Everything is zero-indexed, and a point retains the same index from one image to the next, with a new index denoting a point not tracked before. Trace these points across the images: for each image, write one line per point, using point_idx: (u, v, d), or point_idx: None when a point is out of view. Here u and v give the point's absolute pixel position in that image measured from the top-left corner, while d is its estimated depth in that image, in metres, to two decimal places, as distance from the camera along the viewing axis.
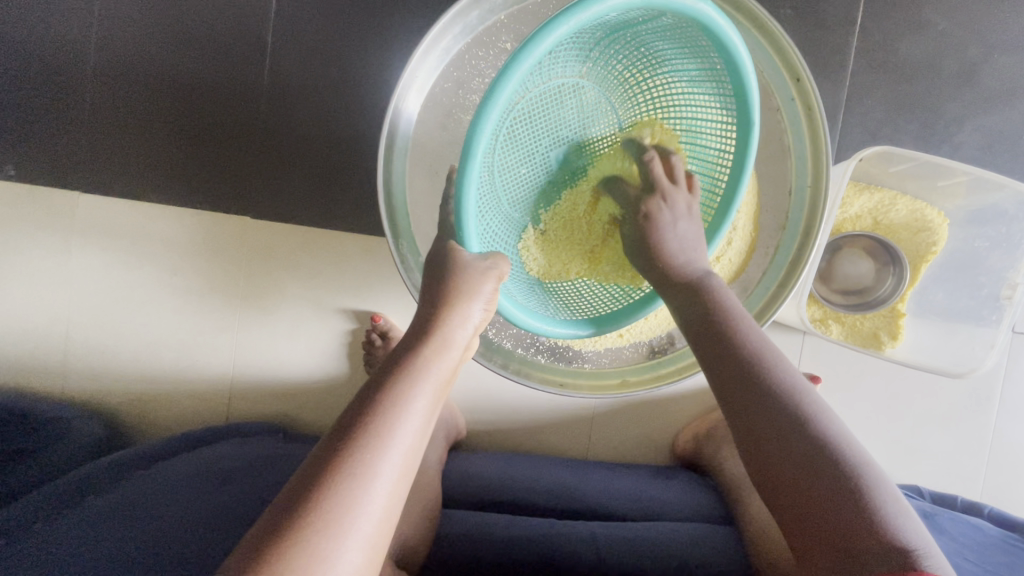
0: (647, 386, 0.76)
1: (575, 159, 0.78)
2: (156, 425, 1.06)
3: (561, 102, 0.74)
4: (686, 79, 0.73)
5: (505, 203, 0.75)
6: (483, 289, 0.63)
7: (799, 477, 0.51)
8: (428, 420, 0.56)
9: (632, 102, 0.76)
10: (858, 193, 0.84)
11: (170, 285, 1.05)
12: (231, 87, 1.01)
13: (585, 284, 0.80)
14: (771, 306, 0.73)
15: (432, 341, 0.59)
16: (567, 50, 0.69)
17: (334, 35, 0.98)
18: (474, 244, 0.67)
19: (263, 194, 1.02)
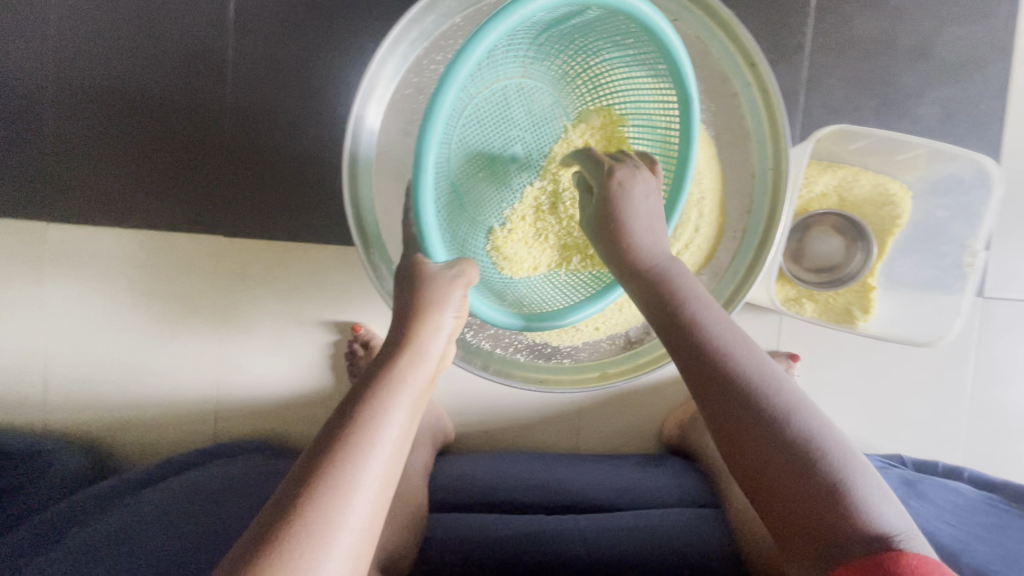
0: (626, 376, 0.77)
1: (531, 156, 0.80)
2: (144, 451, 1.05)
3: (506, 104, 0.78)
4: (623, 65, 0.76)
5: (465, 206, 0.78)
6: (453, 295, 0.63)
7: (778, 465, 0.51)
8: (406, 430, 0.56)
9: (577, 92, 0.80)
10: (822, 172, 0.85)
11: (147, 309, 1.04)
12: (194, 106, 1.00)
13: (557, 277, 0.81)
14: (743, 288, 0.73)
15: (408, 350, 0.59)
16: (502, 54, 0.73)
17: (294, 47, 0.98)
18: (440, 254, 0.69)
19: (234, 212, 1.01)
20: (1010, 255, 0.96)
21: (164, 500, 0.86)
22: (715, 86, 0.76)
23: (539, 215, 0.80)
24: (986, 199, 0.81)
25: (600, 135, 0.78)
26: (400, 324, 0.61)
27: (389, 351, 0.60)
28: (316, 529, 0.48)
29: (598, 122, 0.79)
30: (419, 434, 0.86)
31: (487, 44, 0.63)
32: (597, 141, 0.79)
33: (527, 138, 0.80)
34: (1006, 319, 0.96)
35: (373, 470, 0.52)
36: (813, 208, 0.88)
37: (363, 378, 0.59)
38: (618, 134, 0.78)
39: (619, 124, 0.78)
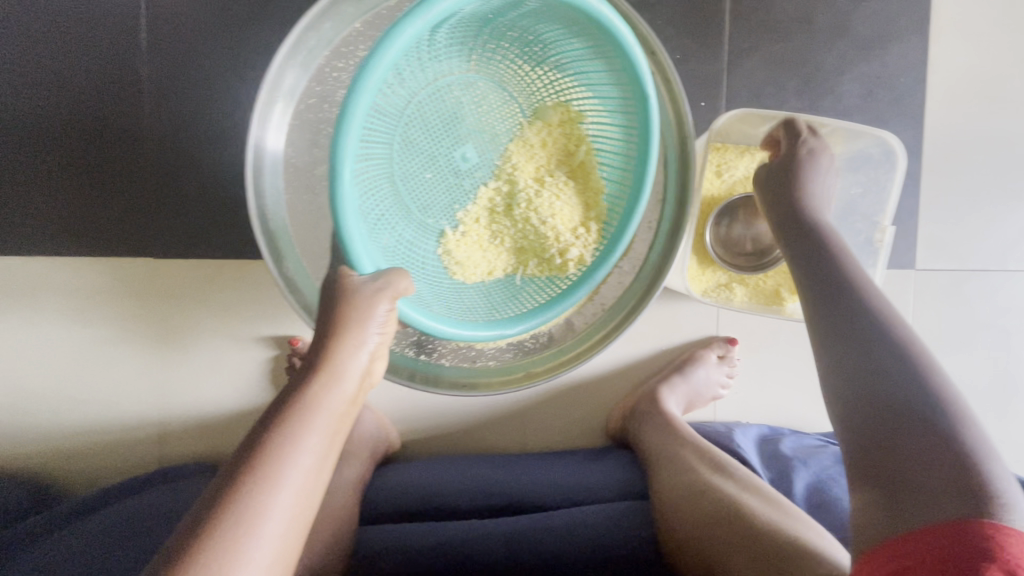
0: (549, 375, 0.76)
1: (484, 156, 0.73)
2: (91, 478, 1.04)
3: (453, 98, 0.72)
4: (575, 58, 0.70)
5: (412, 209, 0.72)
6: (376, 312, 0.59)
7: (889, 399, 0.57)
8: (320, 458, 0.56)
9: (530, 88, 0.74)
10: (741, 154, 0.86)
11: (81, 335, 1.02)
12: (114, 127, 0.98)
13: (513, 282, 0.74)
14: (658, 279, 0.74)
15: (323, 373, 0.58)
16: (441, 47, 0.68)
17: (209, 62, 0.96)
18: (368, 266, 0.62)
19: (163, 233, 0.99)
20: (939, 227, 0.96)
21: (102, 530, 0.84)
22: None
23: (493, 217, 0.74)
24: (892, 174, 0.82)
25: (558, 133, 0.73)
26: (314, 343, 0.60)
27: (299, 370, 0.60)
28: (220, 566, 0.48)
29: (555, 119, 0.73)
30: (354, 444, 0.85)
31: (405, 37, 0.59)
32: (556, 139, 0.73)
33: (479, 135, 0.73)
34: (938, 292, 0.97)
35: (284, 503, 0.52)
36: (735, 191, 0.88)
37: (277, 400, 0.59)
38: (577, 133, 0.73)
39: (578, 122, 0.73)
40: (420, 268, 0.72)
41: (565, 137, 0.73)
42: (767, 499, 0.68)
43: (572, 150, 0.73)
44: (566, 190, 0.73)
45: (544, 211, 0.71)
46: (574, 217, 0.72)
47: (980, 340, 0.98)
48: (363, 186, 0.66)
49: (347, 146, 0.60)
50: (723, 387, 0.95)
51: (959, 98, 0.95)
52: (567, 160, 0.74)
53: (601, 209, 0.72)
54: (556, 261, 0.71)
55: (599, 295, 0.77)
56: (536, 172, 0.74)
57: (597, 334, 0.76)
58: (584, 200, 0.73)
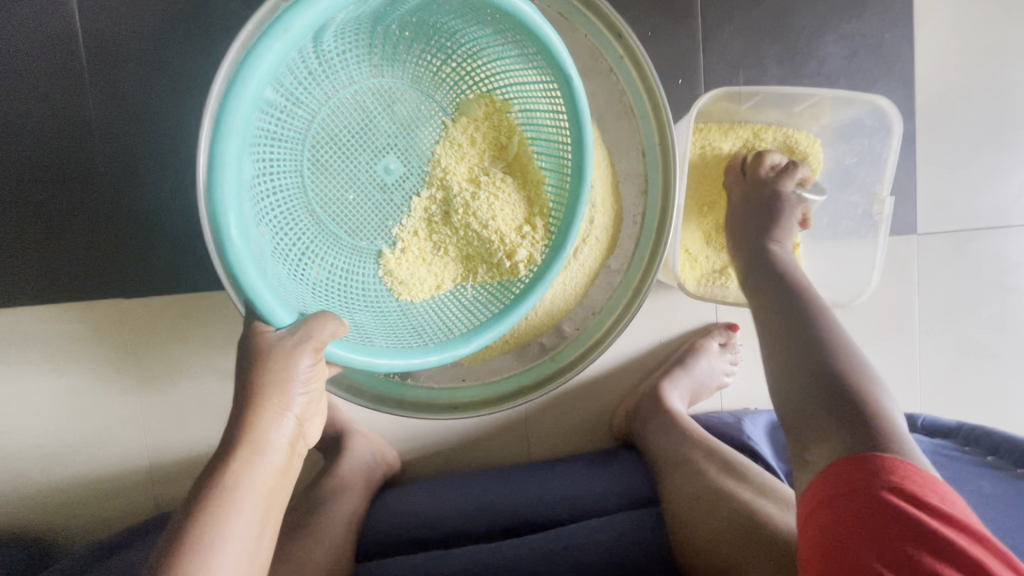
0: (541, 392, 0.70)
1: (410, 165, 0.66)
2: (79, 535, 0.97)
3: (363, 109, 0.63)
4: (488, 45, 0.62)
5: (341, 235, 0.64)
6: (299, 369, 0.53)
7: (805, 367, 0.61)
8: (253, 541, 0.51)
9: (448, 83, 0.66)
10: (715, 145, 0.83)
11: (46, 387, 0.93)
12: (51, 160, 0.88)
13: (465, 293, 0.68)
14: (649, 274, 0.69)
15: (243, 449, 0.51)
16: (332, 57, 0.59)
17: (148, 78, 0.87)
18: (286, 317, 0.55)
19: (123, 271, 0.91)
20: (939, 188, 0.92)
21: None
22: (587, 64, 0.68)
23: (432, 227, 0.67)
24: (887, 143, 0.79)
25: (486, 127, 0.66)
26: (234, 414, 0.53)
27: (232, 428, 0.53)
28: None
29: (480, 113, 0.65)
30: (349, 475, 0.80)
31: (265, 63, 0.50)
32: (485, 134, 0.66)
33: (401, 142, 0.65)
34: (943, 254, 0.93)
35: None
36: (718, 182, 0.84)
37: (198, 482, 0.52)
38: (506, 122, 0.66)
39: (505, 111, 0.66)
40: (361, 296, 0.65)
41: (495, 130, 0.67)
42: (788, 504, 0.65)
43: (504, 143, 0.67)
44: (504, 187, 0.66)
45: (484, 212, 0.64)
46: (517, 216, 0.66)
47: (990, 301, 0.94)
48: (275, 224, 0.59)
49: (225, 193, 0.50)
50: (727, 375, 0.91)
51: (949, 51, 0.90)
52: (501, 155, 0.67)
53: (544, 201, 0.67)
54: (505, 265, 0.66)
55: (587, 298, 0.73)
56: (469, 173, 0.66)
57: (591, 339, 0.71)
58: (526, 195, 0.67)
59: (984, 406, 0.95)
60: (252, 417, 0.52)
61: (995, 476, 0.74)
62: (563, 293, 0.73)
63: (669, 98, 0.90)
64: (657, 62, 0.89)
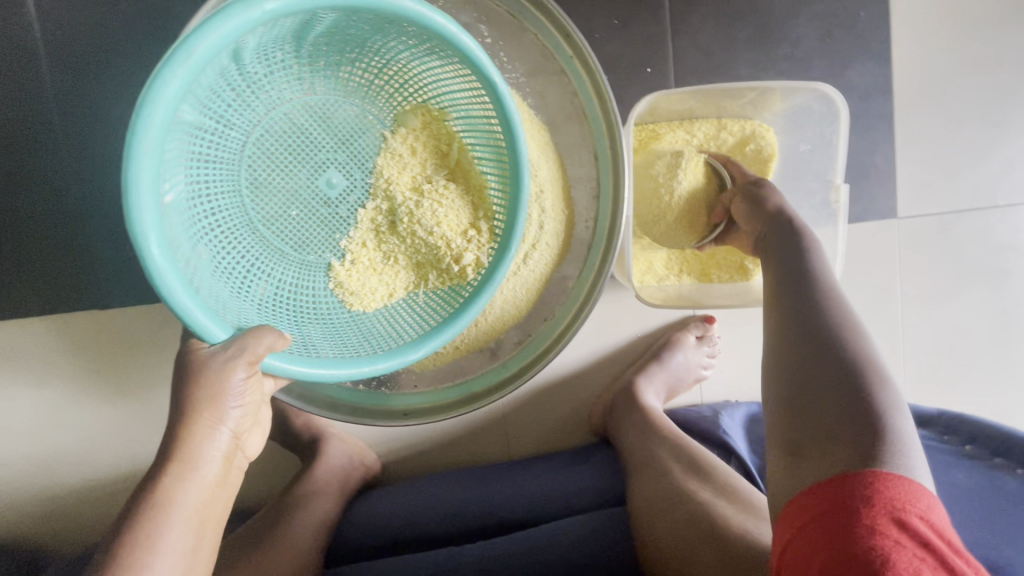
0: (492, 397, 0.69)
1: (353, 179, 0.64)
2: (73, 542, 0.99)
3: (299, 127, 0.62)
4: (416, 58, 0.61)
5: (286, 250, 0.63)
6: (231, 384, 0.52)
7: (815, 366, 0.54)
8: (190, 553, 0.51)
9: (386, 96, 0.65)
10: (659, 194, 0.77)
11: (33, 399, 0.94)
12: (18, 175, 0.87)
13: (417, 300, 0.68)
14: (604, 269, 0.67)
15: (173, 466, 0.51)
16: (257, 78, 0.58)
17: (109, 88, 0.86)
18: (220, 332, 0.54)
19: (97, 282, 0.91)
20: (919, 171, 0.89)
21: None
22: (536, 64, 0.67)
23: (380, 237, 0.66)
24: (837, 127, 0.77)
25: (426, 137, 0.65)
26: (168, 432, 0.53)
27: (168, 445, 0.52)
28: None
29: (417, 124, 0.65)
30: (322, 479, 0.80)
31: (174, 86, 0.48)
32: (425, 143, 0.65)
33: (342, 155, 0.64)
34: (924, 240, 0.91)
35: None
36: (686, 213, 0.78)
37: (133, 499, 0.52)
38: (444, 131, 0.65)
39: (442, 120, 0.65)
40: (311, 309, 0.64)
41: (436, 144, 0.65)
42: (750, 503, 0.65)
43: (446, 151, 0.66)
44: (447, 194, 0.64)
45: (428, 220, 0.63)
46: (462, 221, 0.65)
47: (974, 286, 0.92)
48: (212, 243, 0.58)
49: (142, 219, 0.49)
50: (705, 368, 0.90)
51: (926, 28, 0.87)
52: (443, 163, 0.66)
53: (488, 206, 0.66)
54: (453, 270, 0.65)
55: (542, 303, 0.71)
56: (413, 182, 0.65)
57: (543, 344, 0.70)
58: (470, 200, 0.66)
59: (971, 392, 0.93)
60: (185, 432, 0.52)
61: (972, 466, 0.73)
62: (514, 300, 0.71)
63: (637, 87, 0.88)
64: (625, 51, 0.86)
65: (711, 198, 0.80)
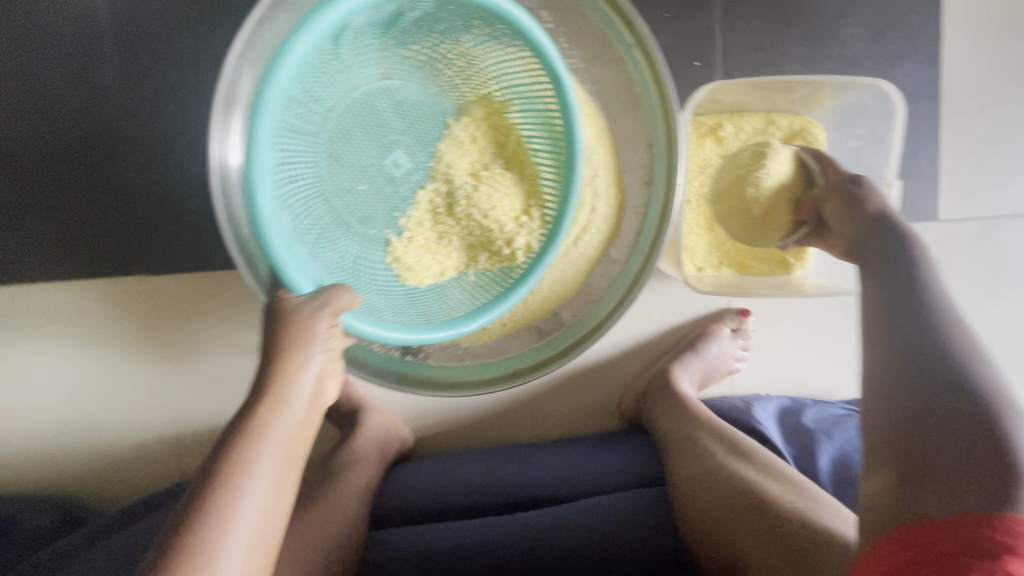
0: (538, 372, 0.71)
1: (417, 160, 0.67)
2: (112, 499, 1.01)
3: (375, 108, 0.65)
4: (487, 49, 0.64)
5: (352, 223, 0.66)
6: (317, 331, 0.54)
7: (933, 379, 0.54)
8: (281, 481, 0.52)
9: (453, 83, 0.67)
10: (744, 186, 0.76)
11: (84, 358, 0.98)
12: (88, 140, 0.91)
13: (468, 280, 0.69)
14: (654, 254, 0.68)
15: (267, 399, 0.53)
16: (347, 59, 0.63)
17: (174, 61, 0.89)
18: (306, 285, 0.58)
19: (151, 249, 0.94)
20: (962, 175, 0.90)
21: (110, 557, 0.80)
22: (595, 51, 0.69)
23: (436, 219, 0.67)
24: (893, 122, 0.79)
25: (486, 127, 0.67)
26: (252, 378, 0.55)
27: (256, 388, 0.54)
28: None
29: (479, 114, 0.67)
30: (363, 448, 0.82)
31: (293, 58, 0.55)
32: (486, 134, 0.67)
33: (409, 138, 0.66)
34: (964, 244, 0.91)
35: (235, 557, 0.48)
36: (770, 208, 0.77)
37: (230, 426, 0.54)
38: (503, 123, 0.67)
39: (504, 112, 0.67)
40: (371, 280, 0.66)
41: (495, 135, 0.67)
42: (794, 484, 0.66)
43: (503, 142, 0.67)
44: (503, 181, 0.66)
45: (484, 204, 0.65)
46: (516, 207, 0.67)
47: (1013, 292, 0.92)
48: (293, 208, 0.61)
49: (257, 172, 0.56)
50: (738, 360, 0.91)
51: (976, 33, 0.88)
52: (500, 152, 0.68)
53: (540, 193, 0.67)
54: (505, 252, 0.66)
55: (586, 286, 0.73)
56: (471, 168, 0.67)
57: (587, 327, 0.71)
58: (524, 188, 0.67)
59: None
60: (277, 369, 0.53)
61: None
62: (562, 281, 0.73)
63: (686, 80, 0.89)
64: (673, 44, 0.88)
65: (798, 196, 0.78)
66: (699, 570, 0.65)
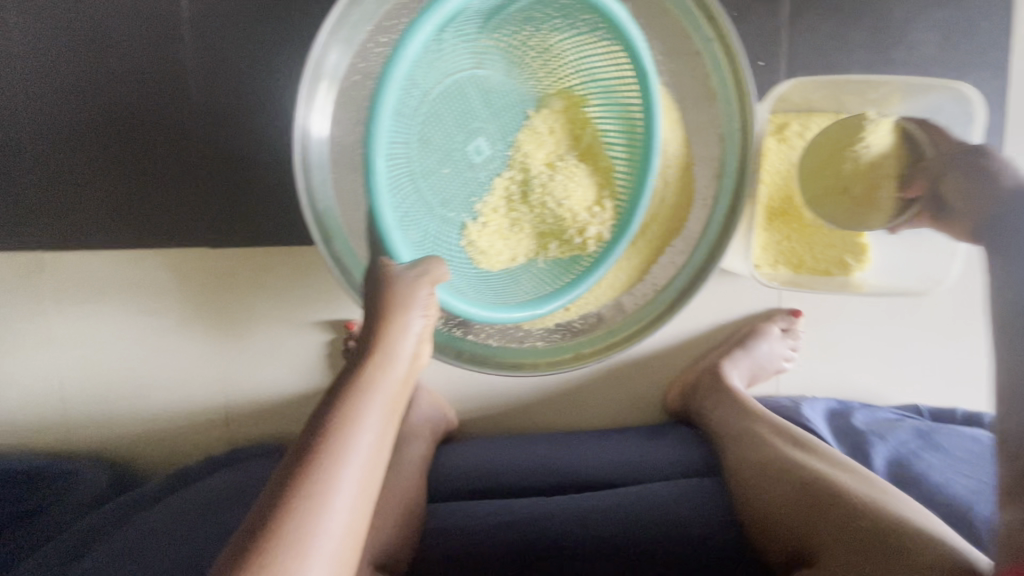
0: (599, 357, 0.72)
1: (496, 149, 0.69)
2: (162, 465, 1.04)
3: (465, 95, 0.67)
4: (573, 44, 0.65)
5: (433, 204, 0.67)
6: (419, 296, 0.56)
7: None
8: (384, 436, 0.52)
9: (535, 75, 0.68)
10: (840, 164, 0.79)
11: (145, 325, 1.01)
12: (164, 113, 0.94)
13: (536, 267, 0.70)
14: (720, 248, 0.69)
15: (376, 354, 0.54)
16: (448, 44, 0.64)
17: (250, 41, 0.91)
18: (406, 255, 0.62)
19: (216, 222, 0.97)
20: None
21: (170, 517, 0.82)
22: (673, 44, 0.69)
23: (510, 206, 0.69)
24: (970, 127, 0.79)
25: (564, 120, 0.69)
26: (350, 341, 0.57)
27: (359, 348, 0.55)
28: (294, 539, 0.44)
29: (558, 106, 0.68)
30: (416, 427, 0.85)
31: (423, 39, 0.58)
32: (564, 126, 0.69)
33: (492, 126, 0.68)
34: None
35: (343, 505, 0.47)
36: (873, 183, 0.78)
37: (338, 380, 0.54)
38: (580, 116, 0.68)
39: (581, 106, 0.68)
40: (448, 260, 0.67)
41: (570, 128, 0.69)
42: (859, 475, 0.66)
43: (578, 135, 0.69)
44: (576, 172, 0.68)
45: (559, 193, 0.68)
46: (588, 197, 0.68)
47: None
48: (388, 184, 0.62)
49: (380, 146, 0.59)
50: (787, 360, 0.92)
51: None
52: (575, 145, 0.69)
53: (614, 185, 0.67)
54: (575, 242, 0.67)
55: (649, 276, 0.74)
56: (547, 158, 0.69)
57: (651, 316, 0.73)
58: (597, 179, 0.68)
59: None
60: (385, 326, 0.54)
61: None
62: (626, 269, 0.75)
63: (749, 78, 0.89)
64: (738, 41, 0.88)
65: (906, 167, 0.77)
66: (758, 558, 0.66)
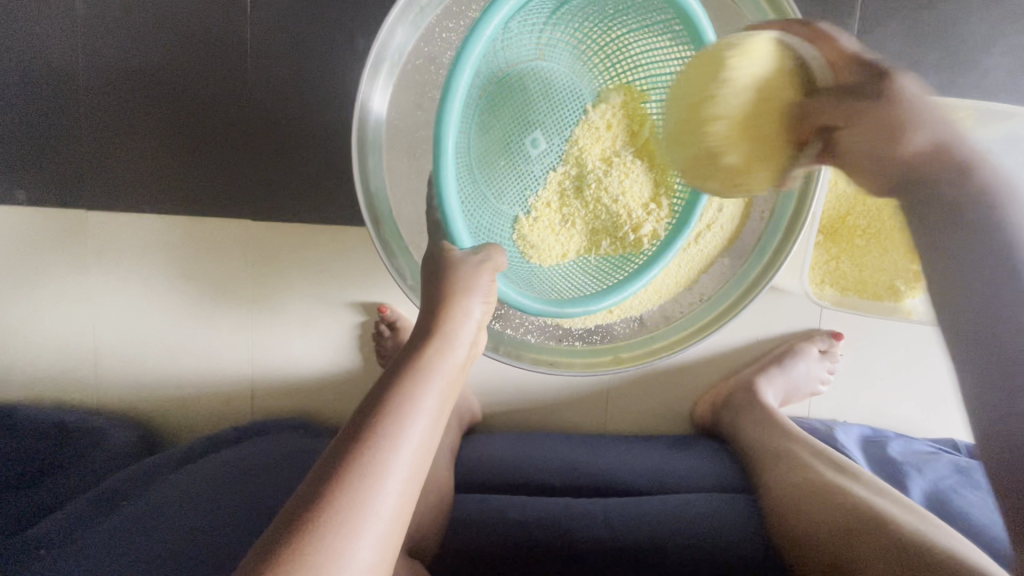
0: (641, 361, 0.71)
1: (553, 143, 0.69)
2: (188, 430, 1.05)
3: (526, 86, 0.67)
4: (638, 40, 0.66)
5: (488, 195, 0.67)
6: (480, 281, 0.57)
7: None
8: (438, 420, 0.52)
9: (595, 71, 0.69)
10: (705, 122, 0.53)
11: (181, 292, 1.01)
12: (217, 81, 0.93)
13: (588, 263, 0.70)
14: (775, 262, 0.68)
15: (437, 339, 0.54)
16: (517, 34, 0.64)
17: (306, 11, 0.89)
18: (466, 240, 0.61)
19: (258, 193, 0.96)
20: None
21: (197, 481, 0.82)
22: None
23: (563, 200, 0.69)
24: None
25: (622, 115, 0.67)
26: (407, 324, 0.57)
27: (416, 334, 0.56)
28: (348, 515, 0.44)
29: (619, 100, 0.67)
30: None
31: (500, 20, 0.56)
32: (622, 121, 0.68)
33: (550, 119, 0.68)
34: None
35: (392, 488, 0.47)
36: (756, 132, 0.54)
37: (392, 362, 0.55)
38: (640, 112, 0.67)
39: (641, 100, 0.67)
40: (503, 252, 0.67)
41: (631, 121, 0.68)
42: (901, 504, 0.66)
43: (637, 131, 0.68)
44: (633, 168, 0.67)
45: (615, 188, 0.67)
46: (644, 194, 0.68)
47: None
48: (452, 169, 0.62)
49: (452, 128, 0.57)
50: (823, 382, 0.90)
51: None
52: (632, 140, 0.68)
53: (670, 182, 0.68)
54: (629, 238, 0.67)
55: (697, 285, 0.73)
56: (603, 154, 0.68)
57: (693, 325, 0.72)
58: (653, 176, 0.68)
59: None
60: (445, 312, 0.55)
61: None
62: (675, 275, 0.74)
63: None
64: None
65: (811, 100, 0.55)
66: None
